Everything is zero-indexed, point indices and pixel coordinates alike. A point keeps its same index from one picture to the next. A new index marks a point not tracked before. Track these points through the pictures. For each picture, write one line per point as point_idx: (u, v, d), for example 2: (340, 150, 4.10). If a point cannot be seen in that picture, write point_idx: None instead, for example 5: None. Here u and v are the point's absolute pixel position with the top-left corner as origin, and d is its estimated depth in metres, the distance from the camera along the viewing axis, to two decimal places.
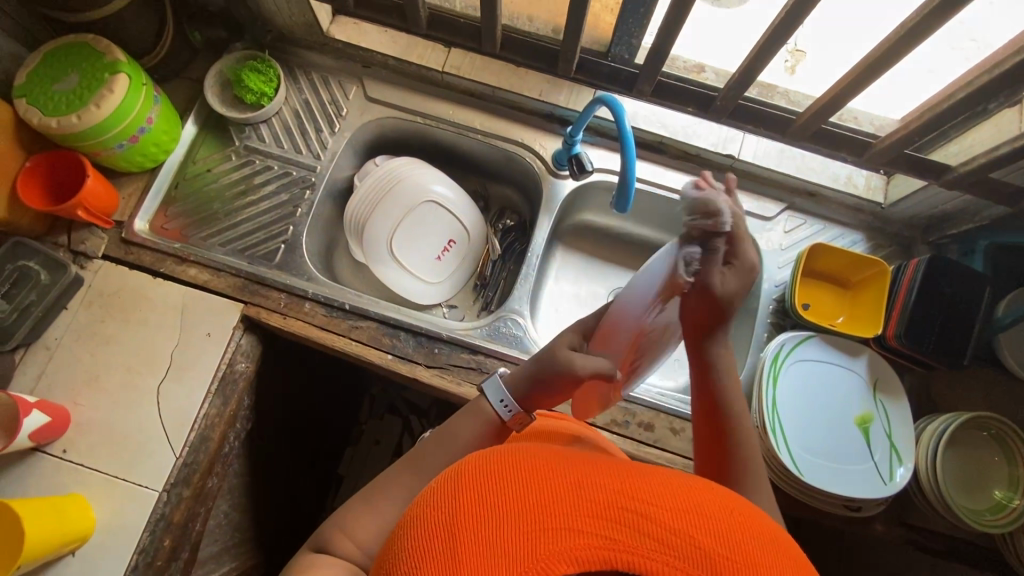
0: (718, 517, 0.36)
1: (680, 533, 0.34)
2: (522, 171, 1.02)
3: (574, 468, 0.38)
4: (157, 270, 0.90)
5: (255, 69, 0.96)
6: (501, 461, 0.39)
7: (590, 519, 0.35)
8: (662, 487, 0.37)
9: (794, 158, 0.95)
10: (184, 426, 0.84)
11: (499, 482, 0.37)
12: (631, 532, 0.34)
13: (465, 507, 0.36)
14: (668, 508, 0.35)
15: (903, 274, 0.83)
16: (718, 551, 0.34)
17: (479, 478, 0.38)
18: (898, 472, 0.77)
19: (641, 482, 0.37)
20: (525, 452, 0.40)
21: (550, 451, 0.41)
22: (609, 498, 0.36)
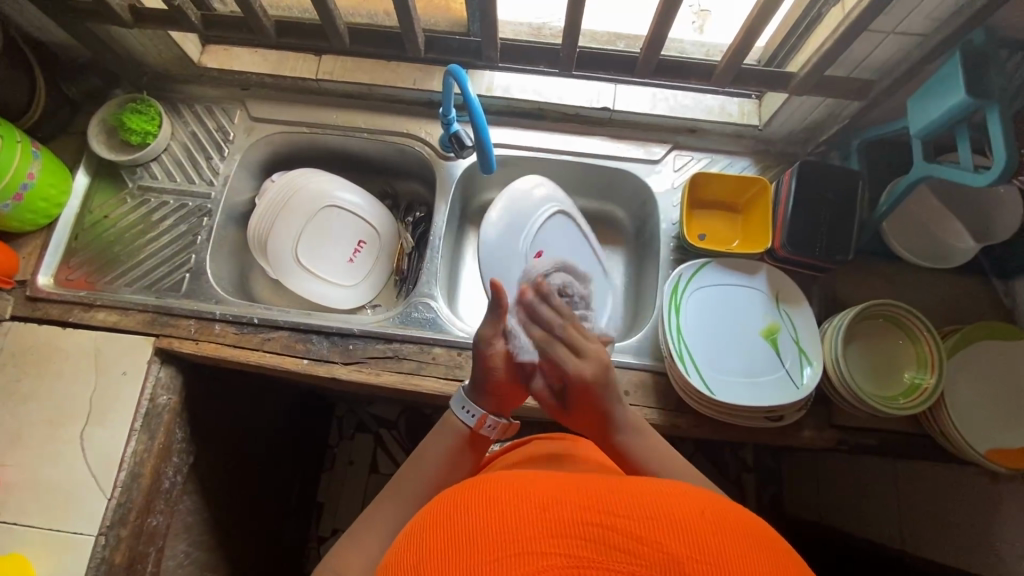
0: (689, 521, 0.37)
1: (646, 540, 0.35)
2: (415, 161, 1.04)
3: (541, 490, 0.39)
4: (65, 320, 0.90)
5: (135, 110, 0.97)
6: (471, 494, 0.41)
7: (556, 540, 0.35)
8: (633, 499, 0.38)
9: (667, 99, 0.98)
10: (112, 466, 0.84)
11: (470, 514, 0.38)
12: (598, 547, 0.35)
13: (438, 545, 0.37)
14: (635, 517, 0.36)
15: (781, 186, 0.85)
16: (688, 554, 0.34)
17: (451, 521, 0.39)
18: (807, 373, 0.79)
19: (610, 497, 0.38)
20: (494, 483, 0.41)
21: (526, 477, 0.42)
22: (576, 515, 0.36)
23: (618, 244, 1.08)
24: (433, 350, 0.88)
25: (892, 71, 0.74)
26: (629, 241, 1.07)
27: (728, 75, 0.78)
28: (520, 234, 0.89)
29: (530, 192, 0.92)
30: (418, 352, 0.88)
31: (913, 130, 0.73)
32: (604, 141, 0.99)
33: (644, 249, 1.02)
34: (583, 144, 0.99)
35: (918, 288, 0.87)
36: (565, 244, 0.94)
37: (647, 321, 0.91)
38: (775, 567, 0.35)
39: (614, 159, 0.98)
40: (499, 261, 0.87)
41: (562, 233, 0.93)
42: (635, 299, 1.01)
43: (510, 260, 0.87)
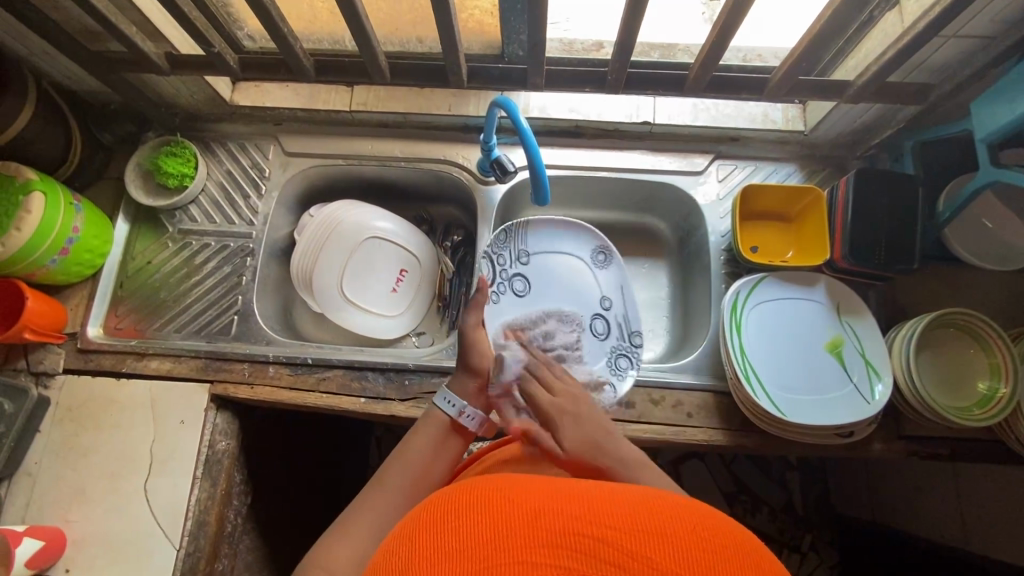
0: (687, 537, 0.34)
1: (641, 555, 0.32)
2: (453, 186, 1.03)
3: (534, 495, 0.36)
4: (120, 370, 0.90)
5: (171, 153, 0.96)
6: (461, 497, 0.38)
7: (546, 551, 0.32)
8: (630, 510, 0.35)
9: (708, 109, 0.96)
10: (178, 517, 0.84)
11: (449, 524, 0.35)
12: (586, 559, 0.32)
13: (420, 547, 0.35)
14: (631, 530, 0.33)
15: (836, 195, 0.83)
16: (683, 571, 0.31)
17: (434, 531, 0.36)
18: (877, 388, 0.77)
19: (601, 505, 0.35)
20: (485, 487, 0.38)
21: (519, 479, 0.40)
22: (566, 524, 0.33)
23: (661, 256, 1.07)
24: None
25: (954, 75, 0.72)
26: (672, 251, 1.06)
27: (783, 87, 0.76)
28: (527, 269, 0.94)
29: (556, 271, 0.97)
30: None
31: (977, 135, 0.72)
32: (646, 155, 0.97)
33: (689, 262, 1.00)
34: (624, 159, 0.97)
35: (980, 291, 0.85)
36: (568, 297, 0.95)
37: (704, 339, 0.89)
38: None
39: (657, 174, 0.97)
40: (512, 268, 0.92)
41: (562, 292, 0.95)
42: (685, 313, 1.00)
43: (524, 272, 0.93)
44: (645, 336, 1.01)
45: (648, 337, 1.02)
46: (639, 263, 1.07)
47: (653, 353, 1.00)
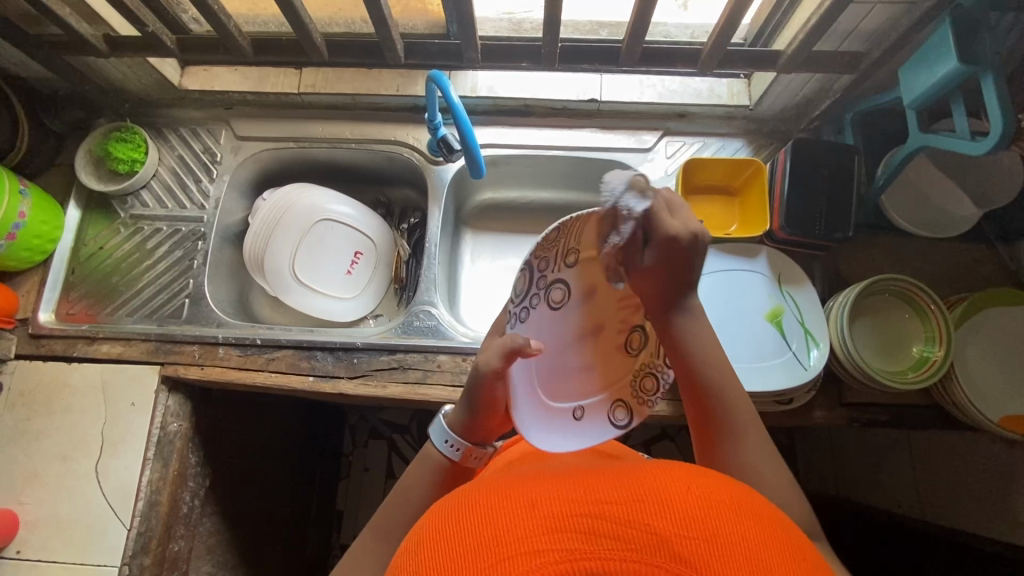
0: (675, 499, 0.36)
1: (635, 523, 0.34)
2: (405, 168, 1.03)
3: (526, 485, 0.38)
4: (71, 355, 0.90)
5: (120, 139, 0.97)
6: (459, 500, 0.39)
7: (549, 536, 0.33)
8: (618, 482, 0.37)
9: (655, 85, 0.96)
10: (130, 497, 0.84)
11: (455, 529, 0.36)
12: (585, 538, 0.33)
13: (430, 549, 0.36)
14: (623, 502, 0.35)
15: (775, 165, 0.84)
16: (676, 532, 0.34)
17: (441, 536, 0.37)
18: (814, 355, 0.78)
19: (595, 484, 0.37)
20: (481, 487, 0.40)
21: (511, 476, 0.41)
22: (565, 508, 0.35)
23: None
24: (438, 359, 0.87)
25: (883, 41, 0.73)
26: None
27: (715, 58, 0.76)
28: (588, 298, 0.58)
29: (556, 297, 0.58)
30: (423, 360, 0.87)
31: (905, 101, 0.73)
32: (594, 133, 0.98)
33: None
34: (572, 137, 0.98)
35: (920, 259, 0.86)
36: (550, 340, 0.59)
37: None
38: (768, 545, 0.34)
39: (605, 151, 0.98)
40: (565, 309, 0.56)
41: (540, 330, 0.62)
42: None
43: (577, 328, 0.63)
44: None
45: None
46: None
47: None
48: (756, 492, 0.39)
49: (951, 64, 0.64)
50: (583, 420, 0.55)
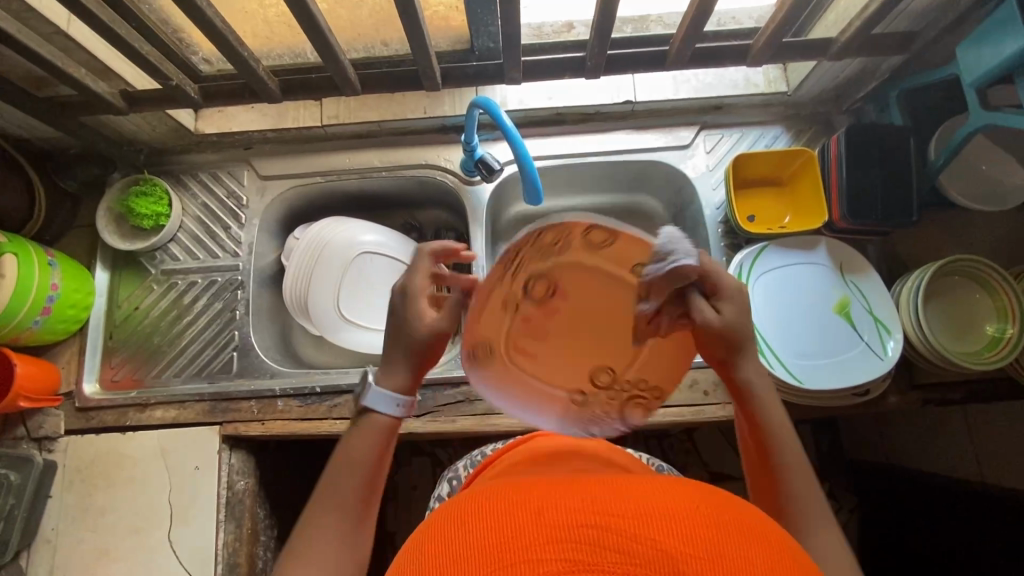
0: (685, 516, 0.34)
1: (645, 540, 0.32)
2: (438, 190, 1.00)
3: (531, 492, 0.37)
4: (124, 424, 0.88)
5: (141, 193, 0.92)
6: (467, 503, 0.38)
7: (551, 545, 0.32)
8: (630, 494, 0.35)
9: (689, 80, 0.94)
10: (209, 563, 0.82)
11: (462, 529, 0.35)
12: (592, 549, 0.32)
13: (429, 553, 0.35)
14: (629, 515, 0.33)
15: (828, 153, 0.82)
16: (680, 548, 0.32)
17: (441, 537, 0.35)
18: (889, 345, 0.78)
19: (604, 495, 0.35)
20: (487, 493, 0.38)
21: (516, 483, 0.39)
22: (571, 517, 0.33)
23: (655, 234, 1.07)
24: None
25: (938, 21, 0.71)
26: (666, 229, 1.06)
27: (766, 53, 0.74)
28: None
29: None
30: None
31: (965, 79, 0.71)
32: (630, 135, 0.96)
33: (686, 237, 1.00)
34: (608, 142, 0.96)
35: (977, 232, 0.85)
36: None
37: None
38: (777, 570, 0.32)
39: (644, 152, 0.95)
40: None
41: None
42: None
43: None
44: None
45: None
46: None
47: None
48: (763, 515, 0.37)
49: (1021, 41, 0.62)
50: None
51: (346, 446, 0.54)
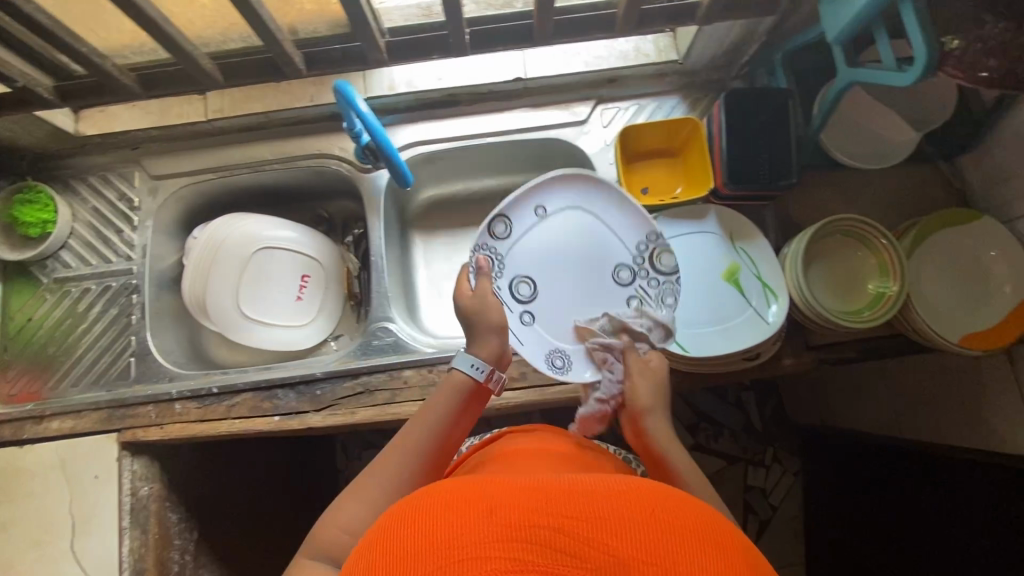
0: (642, 525, 0.35)
1: (596, 543, 0.33)
2: (337, 179, 0.98)
3: (488, 490, 0.37)
4: (20, 438, 0.86)
5: (26, 201, 0.91)
6: (429, 497, 0.38)
7: (502, 545, 0.33)
8: (587, 496, 0.36)
9: (580, 53, 0.92)
10: (113, 571, 0.82)
11: (419, 527, 0.35)
12: (543, 551, 0.33)
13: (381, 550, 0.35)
14: (586, 517, 0.34)
15: (711, 120, 0.82)
16: (635, 554, 0.33)
17: (402, 529, 0.36)
18: (774, 310, 0.78)
19: (563, 496, 0.36)
20: (448, 486, 0.39)
21: (471, 479, 0.40)
22: (528, 517, 0.34)
23: None
24: (403, 374, 0.85)
25: None
26: None
27: (632, 21, 0.72)
28: (542, 265, 0.73)
29: (547, 258, 0.73)
30: (388, 379, 0.85)
31: (829, 37, 0.70)
32: (526, 113, 0.94)
33: None
34: (503, 122, 0.94)
35: (869, 190, 0.85)
36: (571, 275, 0.73)
37: None
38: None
39: (540, 130, 0.94)
40: (555, 272, 0.73)
41: (562, 265, 0.73)
42: None
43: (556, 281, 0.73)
44: None
45: None
46: None
47: None
48: (719, 518, 0.38)
49: None
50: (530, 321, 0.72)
51: (433, 400, 0.64)
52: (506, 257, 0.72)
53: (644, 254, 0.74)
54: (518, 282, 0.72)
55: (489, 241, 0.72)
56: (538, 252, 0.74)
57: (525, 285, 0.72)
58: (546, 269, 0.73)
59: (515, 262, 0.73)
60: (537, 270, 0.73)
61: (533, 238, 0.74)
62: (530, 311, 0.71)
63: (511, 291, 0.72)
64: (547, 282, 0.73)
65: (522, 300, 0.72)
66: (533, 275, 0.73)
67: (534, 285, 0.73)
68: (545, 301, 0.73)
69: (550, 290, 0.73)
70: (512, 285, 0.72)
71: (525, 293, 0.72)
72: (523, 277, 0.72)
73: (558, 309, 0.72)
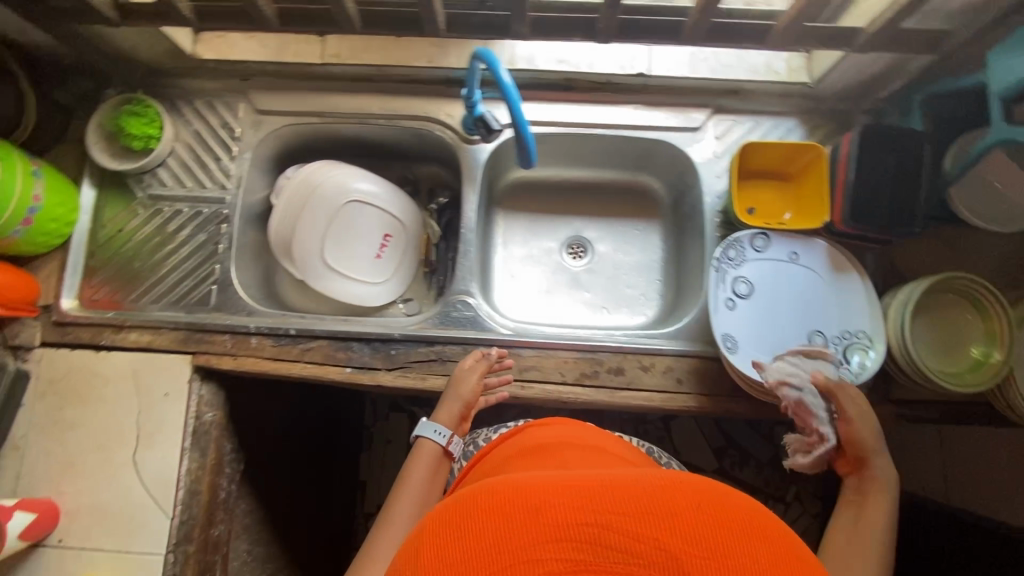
0: (685, 515, 0.34)
1: (645, 539, 0.33)
2: (436, 145, 0.97)
3: (527, 487, 0.37)
4: (98, 343, 0.88)
5: (132, 113, 0.90)
6: (461, 505, 0.38)
7: (551, 545, 0.33)
8: (630, 491, 0.36)
9: (707, 59, 0.90)
10: (170, 487, 0.84)
11: (456, 541, 0.35)
12: (592, 549, 0.33)
13: (433, 545, 0.36)
14: (626, 511, 0.34)
15: (838, 152, 0.79)
16: (685, 550, 0.33)
17: (440, 540, 0.36)
18: (871, 358, 0.75)
19: (598, 490, 0.36)
20: (477, 490, 0.39)
21: (502, 477, 0.40)
22: (567, 517, 0.34)
23: (655, 218, 1.05)
24: (477, 351, 0.86)
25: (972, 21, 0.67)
26: (665, 213, 1.04)
27: (790, 36, 0.69)
28: (763, 281, 0.79)
29: (768, 277, 0.80)
30: (462, 353, 0.86)
31: (991, 87, 0.67)
32: (640, 110, 0.92)
33: (684, 224, 0.99)
34: (614, 115, 0.92)
35: (982, 251, 0.83)
36: (779, 297, 0.79)
37: (694, 305, 0.89)
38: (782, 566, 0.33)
39: (650, 131, 0.92)
40: (771, 286, 0.80)
41: (774, 286, 0.79)
42: (678, 276, 1.00)
43: (782, 296, 0.79)
44: (637, 301, 1.02)
45: (640, 301, 1.02)
46: (632, 225, 1.05)
47: (645, 317, 1.01)
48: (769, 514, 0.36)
49: None
50: (734, 307, 0.78)
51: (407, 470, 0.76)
52: (747, 260, 0.80)
53: (845, 337, 0.77)
54: (739, 279, 0.79)
55: (745, 241, 0.80)
56: (759, 264, 0.80)
57: (740, 285, 0.79)
58: (763, 282, 0.79)
59: (749, 264, 0.80)
60: (758, 282, 0.79)
61: (762, 257, 0.80)
62: (738, 301, 0.78)
63: (731, 282, 0.79)
64: (761, 291, 0.79)
65: (732, 287, 0.78)
66: (750, 278, 0.79)
67: (750, 289, 0.79)
68: (745, 305, 0.78)
69: (760, 300, 0.79)
70: (728, 280, 0.79)
71: (738, 291, 0.79)
72: (744, 277, 0.79)
73: (760, 316, 0.78)
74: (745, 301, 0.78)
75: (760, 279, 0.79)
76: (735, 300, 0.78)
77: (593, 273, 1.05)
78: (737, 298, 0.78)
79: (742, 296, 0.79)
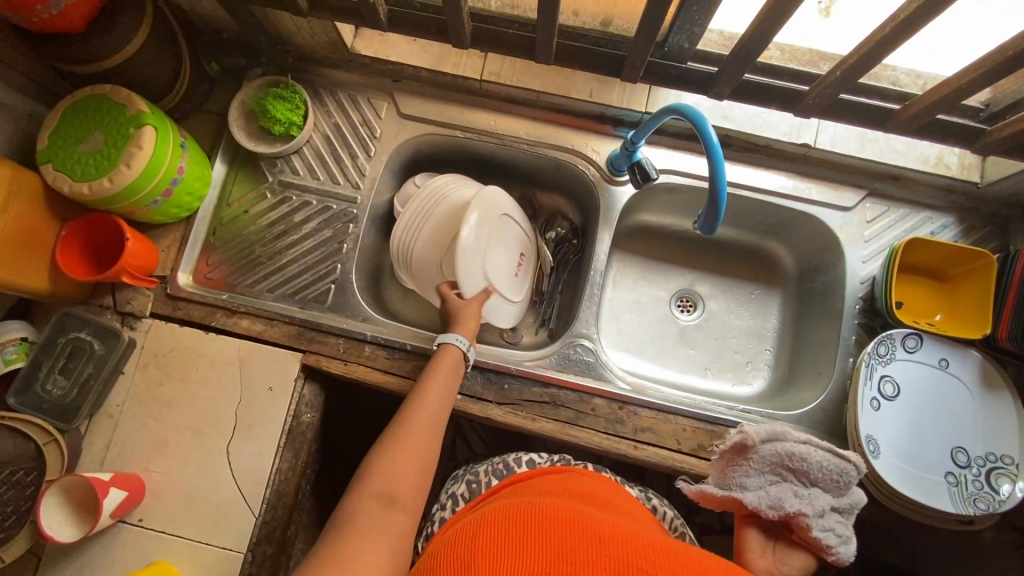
0: None
1: None
2: (572, 178, 0.95)
3: (596, 527, 0.45)
4: (208, 324, 0.86)
5: (279, 96, 0.88)
6: (533, 517, 0.46)
7: (607, 571, 0.40)
8: (683, 560, 0.42)
9: (878, 140, 0.87)
10: (259, 484, 0.81)
11: (522, 536, 0.43)
12: None
13: (483, 552, 0.42)
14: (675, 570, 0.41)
15: (1012, 265, 0.76)
16: None
17: (508, 529, 0.44)
18: (1014, 487, 0.71)
19: (656, 549, 0.43)
20: (552, 512, 0.47)
21: (577, 514, 0.48)
22: (628, 558, 0.41)
23: (775, 287, 1.01)
24: (592, 401, 0.83)
25: None
26: (789, 283, 1.01)
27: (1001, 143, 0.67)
28: (908, 385, 0.77)
29: (913, 382, 0.77)
30: (577, 400, 0.83)
31: None
32: (795, 180, 0.89)
33: (811, 301, 0.96)
34: (765, 180, 0.89)
35: None
36: (921, 404, 0.77)
37: (821, 391, 0.85)
38: None
39: (801, 202, 0.89)
40: (915, 391, 0.77)
41: (919, 392, 0.77)
42: (794, 352, 0.96)
43: (925, 405, 0.77)
44: (745, 369, 0.98)
45: (747, 370, 0.98)
46: (748, 290, 1.03)
47: (752, 388, 0.97)
48: None
49: None
50: (876, 410, 0.75)
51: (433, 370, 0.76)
52: (895, 359, 0.77)
53: (988, 460, 0.74)
54: (883, 379, 0.77)
55: (897, 339, 0.77)
56: (907, 368, 0.77)
57: (884, 386, 0.77)
58: (908, 386, 0.77)
59: (897, 366, 0.77)
60: (903, 386, 0.77)
61: (911, 361, 0.77)
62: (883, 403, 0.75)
63: (877, 382, 0.76)
64: (904, 395, 0.77)
65: (876, 388, 0.76)
66: (895, 380, 0.77)
67: (893, 391, 0.77)
68: (886, 408, 0.76)
69: (900, 404, 0.76)
70: (873, 379, 0.76)
71: (885, 393, 0.76)
72: (891, 379, 0.76)
73: (900, 422, 0.76)
74: (885, 404, 0.76)
75: (904, 383, 0.77)
76: (878, 402, 0.76)
77: (703, 331, 1.01)
78: (882, 399, 0.76)
79: (884, 399, 0.76)
